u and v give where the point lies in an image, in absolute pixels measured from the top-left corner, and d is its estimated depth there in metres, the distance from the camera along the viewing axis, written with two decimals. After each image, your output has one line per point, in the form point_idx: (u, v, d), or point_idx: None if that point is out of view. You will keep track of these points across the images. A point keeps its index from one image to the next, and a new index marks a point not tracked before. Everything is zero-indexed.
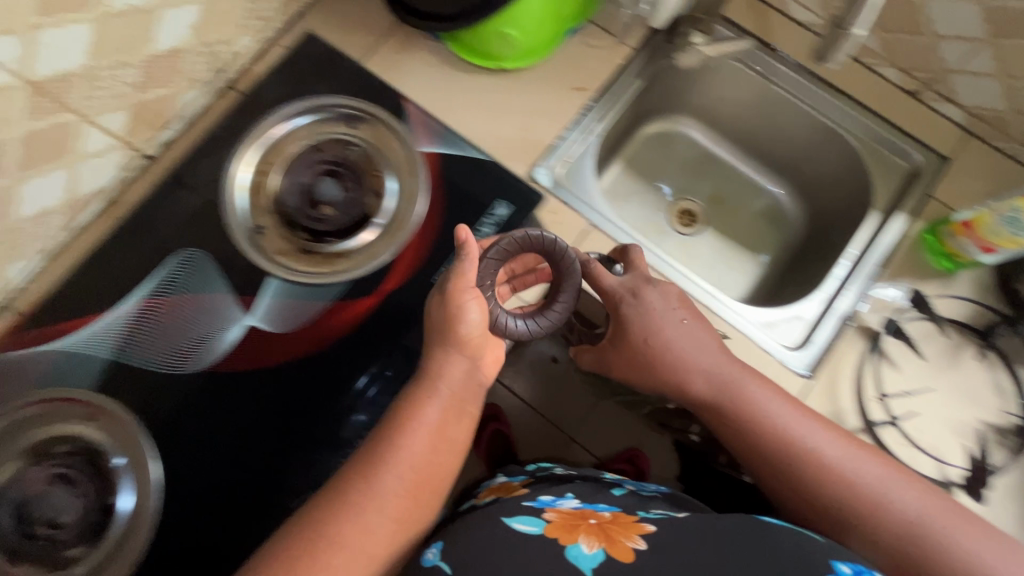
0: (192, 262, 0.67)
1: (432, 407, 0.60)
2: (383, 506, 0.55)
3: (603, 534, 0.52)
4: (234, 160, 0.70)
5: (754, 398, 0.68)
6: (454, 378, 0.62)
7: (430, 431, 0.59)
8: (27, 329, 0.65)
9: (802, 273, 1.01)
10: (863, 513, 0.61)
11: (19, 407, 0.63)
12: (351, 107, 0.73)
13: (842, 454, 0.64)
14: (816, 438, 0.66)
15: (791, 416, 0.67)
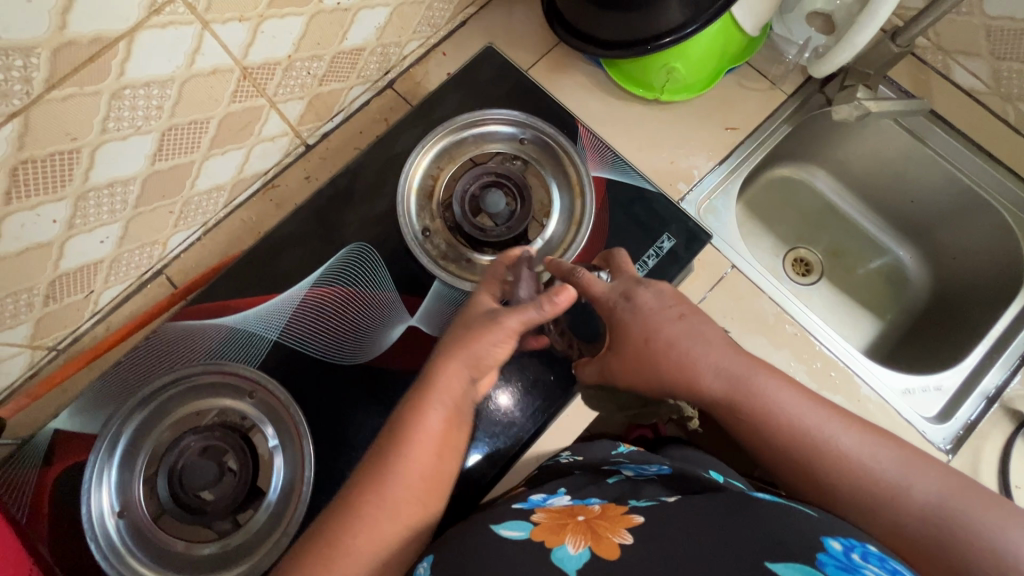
0: (364, 257, 0.69)
1: (434, 413, 0.54)
2: (381, 528, 0.50)
3: (589, 531, 0.46)
4: (413, 161, 0.72)
5: (780, 409, 0.55)
6: (457, 385, 0.55)
7: (433, 442, 0.54)
8: (199, 301, 0.67)
9: (926, 341, 0.97)
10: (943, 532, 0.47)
11: (185, 373, 0.64)
12: (529, 128, 0.74)
13: (862, 442, 0.53)
14: (860, 448, 0.52)
15: (836, 429, 0.54)
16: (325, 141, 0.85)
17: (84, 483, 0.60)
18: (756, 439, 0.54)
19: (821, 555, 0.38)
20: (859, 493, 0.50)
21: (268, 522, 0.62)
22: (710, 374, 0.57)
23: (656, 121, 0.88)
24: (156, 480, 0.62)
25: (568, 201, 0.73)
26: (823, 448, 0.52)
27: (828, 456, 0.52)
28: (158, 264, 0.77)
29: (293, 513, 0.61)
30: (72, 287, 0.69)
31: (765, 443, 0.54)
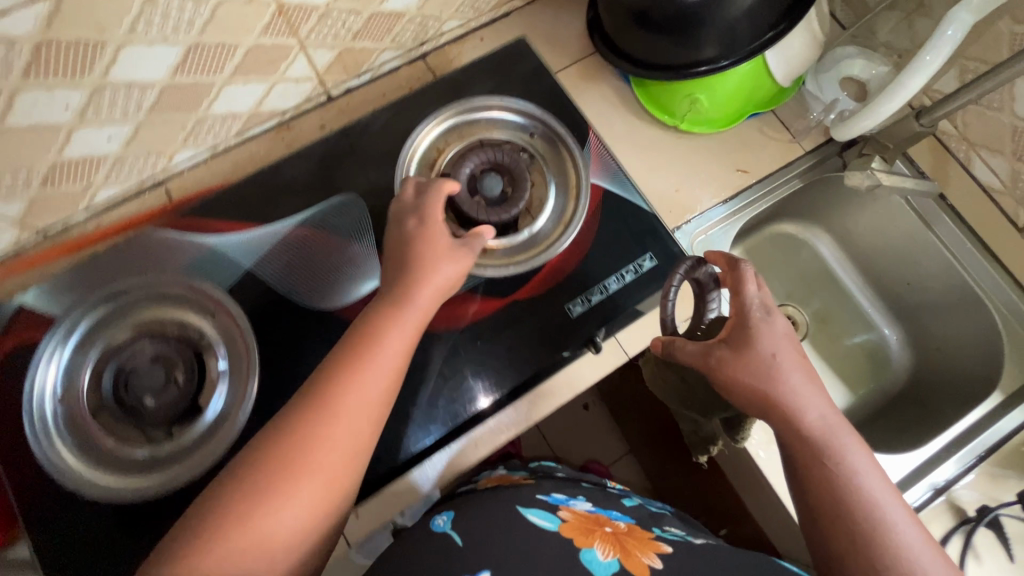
0: (350, 209, 0.70)
1: (401, 329, 0.55)
2: (344, 426, 0.50)
3: (618, 544, 0.53)
4: (421, 130, 0.73)
5: (864, 484, 0.53)
6: (418, 304, 0.57)
7: (399, 356, 0.54)
8: (183, 216, 0.69)
9: (892, 428, 0.95)
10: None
11: (155, 280, 0.66)
12: (539, 121, 0.75)
13: (934, 560, 0.49)
14: (928, 565, 0.49)
15: (914, 533, 0.51)
16: (347, 97, 0.87)
17: (37, 358, 0.62)
18: (823, 489, 0.53)
19: None
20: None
21: (200, 439, 0.62)
22: (815, 420, 0.56)
23: (672, 148, 0.89)
24: (101, 375, 0.63)
25: (561, 201, 0.73)
26: (892, 548, 0.49)
27: (893, 554, 0.49)
28: (160, 176, 0.79)
29: (226, 433, 0.63)
30: (70, 176, 0.71)
31: (835, 511, 0.52)
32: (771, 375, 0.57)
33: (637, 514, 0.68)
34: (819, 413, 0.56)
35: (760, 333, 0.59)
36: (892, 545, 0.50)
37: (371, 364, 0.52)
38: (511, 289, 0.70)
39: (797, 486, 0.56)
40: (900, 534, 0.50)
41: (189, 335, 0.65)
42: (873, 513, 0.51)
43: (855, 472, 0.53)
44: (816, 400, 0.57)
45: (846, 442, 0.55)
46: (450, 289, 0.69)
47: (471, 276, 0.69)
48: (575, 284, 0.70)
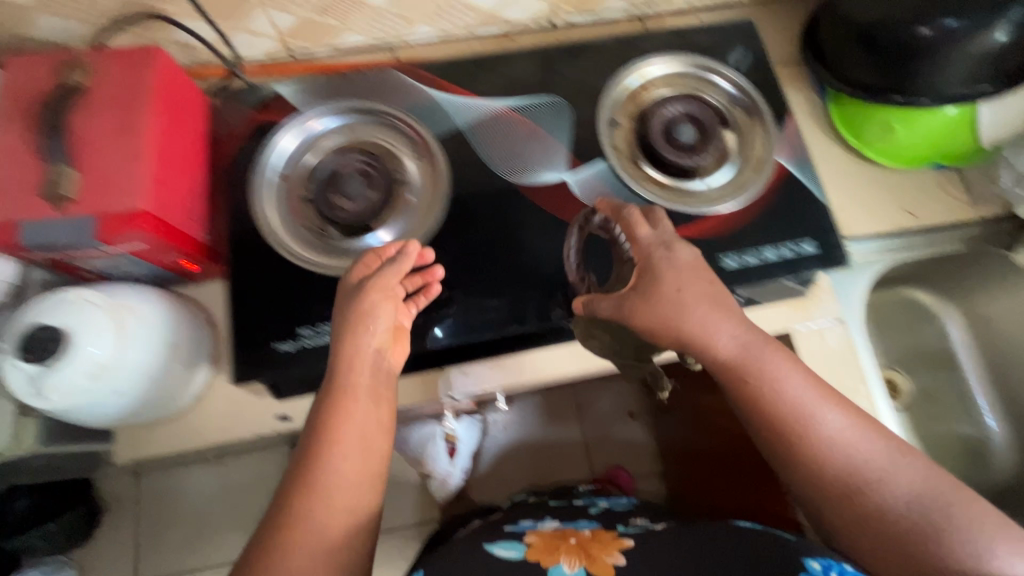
0: (557, 109, 0.76)
1: (359, 400, 0.60)
2: (346, 486, 0.57)
3: (583, 553, 0.60)
4: (636, 66, 0.79)
5: (797, 404, 0.59)
6: (363, 375, 0.60)
7: (369, 421, 0.60)
8: (418, 69, 0.79)
9: None
10: (918, 534, 0.53)
11: (383, 111, 0.76)
12: (746, 92, 0.79)
13: (842, 426, 0.58)
14: (855, 442, 0.58)
15: (846, 429, 0.58)
16: (566, 30, 0.96)
17: (276, 138, 0.74)
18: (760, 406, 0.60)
19: None
20: (863, 499, 0.56)
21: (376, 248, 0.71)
22: (727, 351, 0.61)
23: (847, 169, 0.91)
24: (318, 167, 0.73)
25: (741, 169, 0.76)
26: (824, 444, 0.58)
27: (835, 452, 0.57)
28: (394, 41, 0.91)
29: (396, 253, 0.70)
30: (337, 11, 0.83)
31: (783, 443, 0.59)
32: (705, 307, 0.60)
33: (606, 519, 0.74)
34: (730, 335, 0.61)
35: (663, 271, 0.62)
36: (826, 443, 0.58)
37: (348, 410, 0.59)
38: (674, 223, 0.73)
39: (751, 429, 0.61)
40: (855, 447, 0.57)
41: (394, 164, 0.74)
42: (819, 424, 0.58)
43: (791, 398, 0.59)
44: (731, 332, 0.61)
45: (769, 366, 0.60)
46: (621, 202, 0.73)
47: (644, 199, 0.73)
48: (737, 239, 0.72)
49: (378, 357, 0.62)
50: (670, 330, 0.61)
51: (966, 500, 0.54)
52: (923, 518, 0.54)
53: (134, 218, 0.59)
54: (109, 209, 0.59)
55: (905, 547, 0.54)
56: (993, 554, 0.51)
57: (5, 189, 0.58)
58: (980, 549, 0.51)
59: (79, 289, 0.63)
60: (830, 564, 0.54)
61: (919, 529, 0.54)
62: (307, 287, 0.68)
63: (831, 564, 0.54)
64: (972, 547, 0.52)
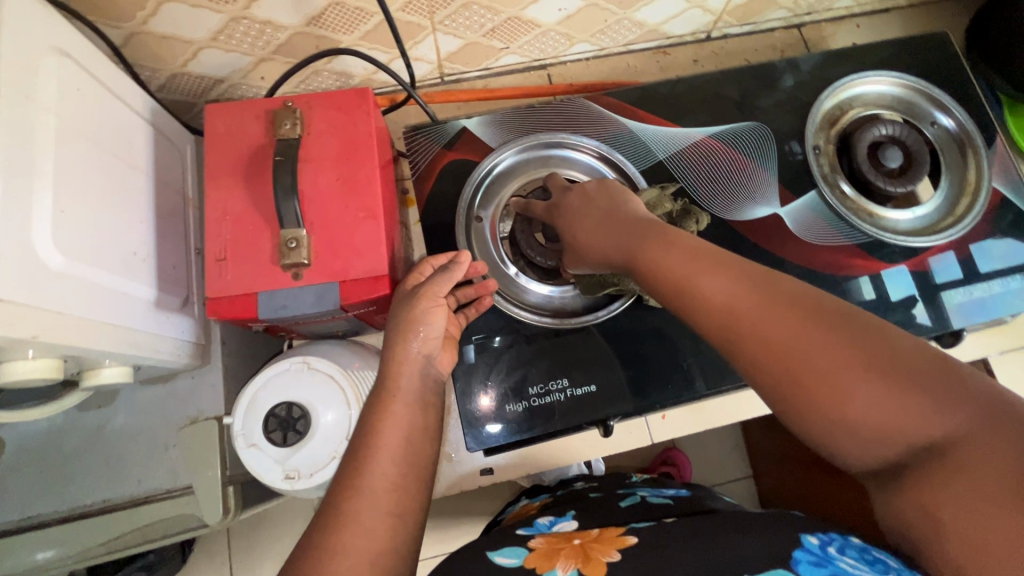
0: (759, 137, 0.72)
1: (405, 403, 0.52)
2: (389, 485, 0.46)
3: (581, 554, 0.46)
4: (835, 87, 0.75)
5: (690, 296, 0.42)
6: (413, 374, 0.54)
7: (403, 418, 0.50)
8: (606, 94, 0.73)
9: None
10: (926, 376, 0.33)
11: (581, 142, 0.70)
12: (955, 111, 0.74)
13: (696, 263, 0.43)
14: (738, 294, 0.40)
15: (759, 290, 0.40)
16: (721, 42, 0.90)
17: (471, 178, 0.69)
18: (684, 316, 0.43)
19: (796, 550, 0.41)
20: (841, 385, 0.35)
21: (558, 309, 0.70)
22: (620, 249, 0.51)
23: None
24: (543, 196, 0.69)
25: (952, 196, 0.73)
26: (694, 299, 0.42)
27: (790, 322, 0.37)
28: (550, 60, 0.86)
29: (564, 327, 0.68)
30: (506, 33, 0.78)
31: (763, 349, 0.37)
32: (636, 240, 0.49)
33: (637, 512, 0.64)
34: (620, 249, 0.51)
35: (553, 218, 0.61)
36: (700, 304, 0.41)
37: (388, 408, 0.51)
38: (890, 257, 0.70)
39: (734, 360, 0.39)
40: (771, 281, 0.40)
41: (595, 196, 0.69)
42: (745, 301, 0.39)
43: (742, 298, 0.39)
44: (610, 236, 0.53)
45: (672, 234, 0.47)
46: (837, 237, 0.69)
47: (861, 231, 0.70)
48: (953, 273, 0.70)
49: (430, 366, 0.56)
50: (606, 263, 0.54)
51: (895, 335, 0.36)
52: (914, 351, 0.35)
53: (377, 284, 0.54)
54: (350, 274, 0.54)
55: (963, 442, 0.32)
56: (936, 403, 0.33)
57: (241, 256, 0.53)
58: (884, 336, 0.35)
59: (306, 356, 0.58)
60: (831, 539, 0.43)
61: (984, 433, 0.31)
62: None
63: (832, 538, 0.43)
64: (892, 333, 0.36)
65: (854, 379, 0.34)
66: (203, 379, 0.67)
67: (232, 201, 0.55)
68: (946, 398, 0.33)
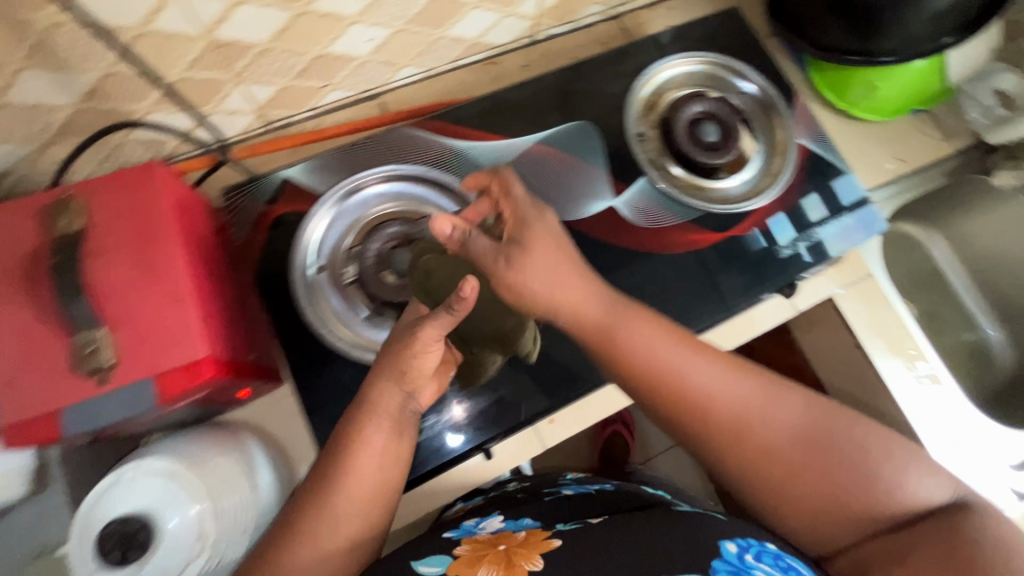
0: (584, 135, 0.75)
1: (378, 427, 0.55)
2: (353, 516, 0.51)
3: (504, 562, 0.45)
4: (646, 75, 0.79)
5: (687, 384, 0.53)
6: (391, 407, 0.55)
7: (380, 458, 0.54)
8: (429, 119, 0.73)
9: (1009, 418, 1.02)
10: (826, 449, 0.51)
11: (411, 171, 0.70)
12: (754, 79, 0.80)
13: (682, 357, 0.54)
14: (723, 390, 0.53)
15: (711, 378, 0.53)
16: (548, 43, 0.92)
17: (303, 228, 0.66)
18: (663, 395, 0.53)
19: (715, 561, 0.44)
20: (734, 438, 0.52)
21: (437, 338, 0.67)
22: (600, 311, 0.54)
23: (838, 130, 0.95)
24: (372, 239, 0.66)
25: (768, 158, 0.79)
26: (699, 398, 0.53)
27: (784, 449, 0.51)
28: (380, 88, 0.84)
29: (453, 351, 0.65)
30: (320, 71, 0.75)
31: (682, 407, 0.53)
32: (624, 305, 0.55)
33: (550, 510, 0.60)
34: (602, 302, 0.55)
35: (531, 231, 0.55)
36: (705, 398, 0.53)
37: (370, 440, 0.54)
38: (724, 226, 0.74)
39: (710, 443, 0.53)
40: (783, 420, 0.52)
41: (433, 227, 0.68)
42: (735, 398, 0.53)
43: (703, 386, 0.53)
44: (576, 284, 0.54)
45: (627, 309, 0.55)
46: (672, 217, 0.73)
47: (693, 207, 0.74)
48: (783, 228, 0.74)
49: (410, 401, 0.57)
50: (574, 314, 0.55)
51: (859, 432, 0.52)
52: (832, 437, 0.51)
53: (196, 370, 0.50)
54: (166, 364, 0.50)
55: (904, 548, 0.48)
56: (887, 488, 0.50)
57: (36, 372, 0.49)
58: (872, 477, 0.50)
59: (172, 462, 0.55)
60: (749, 544, 0.47)
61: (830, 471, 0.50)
62: None
63: (751, 543, 0.48)
64: (886, 478, 0.50)
65: (893, 513, 0.50)
66: (48, 505, 0.61)
67: (14, 314, 0.50)
68: (845, 470, 0.50)
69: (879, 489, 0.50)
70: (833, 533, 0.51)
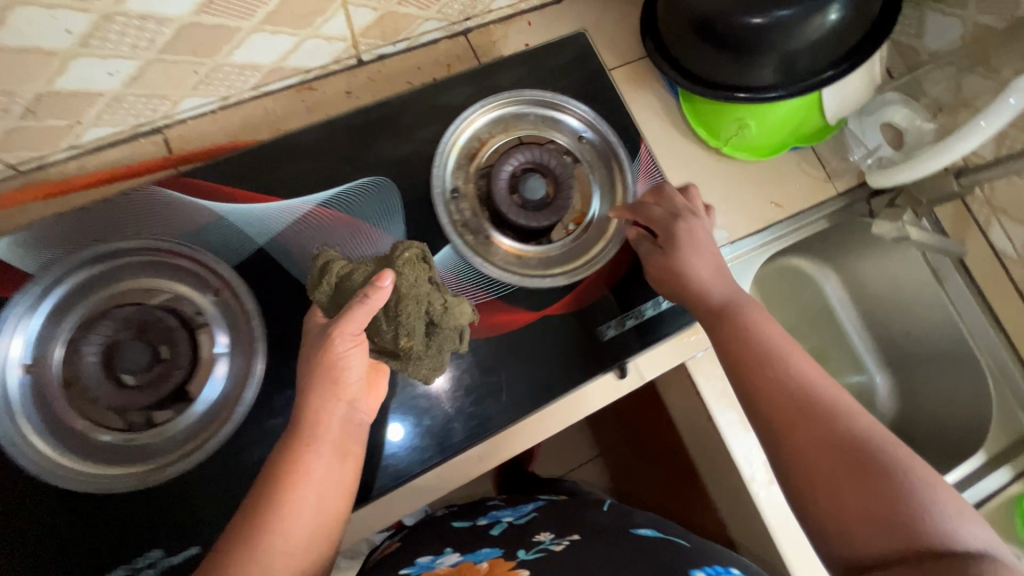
0: (380, 194, 0.64)
1: (320, 455, 0.52)
2: (310, 516, 0.50)
3: None
4: (464, 118, 0.68)
5: (757, 348, 0.58)
6: (336, 420, 0.53)
7: (324, 475, 0.52)
8: (183, 174, 0.60)
9: None
10: (867, 472, 0.48)
11: (150, 243, 0.58)
12: (590, 125, 0.73)
13: (787, 348, 0.58)
14: (816, 377, 0.55)
15: (820, 377, 0.55)
16: (379, 64, 0.79)
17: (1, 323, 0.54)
18: (759, 362, 0.57)
19: None
20: (789, 423, 0.53)
21: (178, 440, 0.56)
22: (716, 301, 0.62)
23: (710, 169, 0.85)
24: (94, 328, 0.56)
25: (602, 218, 0.72)
26: (786, 374, 0.56)
27: (840, 446, 0.50)
28: (160, 122, 0.71)
29: (194, 454, 0.55)
30: (56, 109, 0.62)
31: (757, 380, 0.56)
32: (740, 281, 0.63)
33: (510, 536, 0.63)
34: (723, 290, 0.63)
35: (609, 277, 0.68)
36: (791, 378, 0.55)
37: (314, 465, 0.51)
38: (542, 302, 0.67)
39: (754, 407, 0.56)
40: (860, 421, 0.51)
41: (179, 311, 0.58)
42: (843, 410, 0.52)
43: (804, 380, 0.55)
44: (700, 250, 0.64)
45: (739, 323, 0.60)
46: (483, 293, 0.65)
47: (504, 282, 0.66)
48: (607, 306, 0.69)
49: (352, 411, 0.55)
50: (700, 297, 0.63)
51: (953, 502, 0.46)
52: (873, 454, 0.49)
53: None
54: None
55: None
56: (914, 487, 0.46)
57: None
58: (910, 501, 0.46)
59: None
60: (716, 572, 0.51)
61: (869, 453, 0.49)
62: (105, 513, 0.53)
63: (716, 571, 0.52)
64: (931, 515, 0.45)
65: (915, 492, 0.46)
66: None
67: None
68: (873, 477, 0.48)
69: (923, 519, 0.45)
70: (868, 541, 0.46)
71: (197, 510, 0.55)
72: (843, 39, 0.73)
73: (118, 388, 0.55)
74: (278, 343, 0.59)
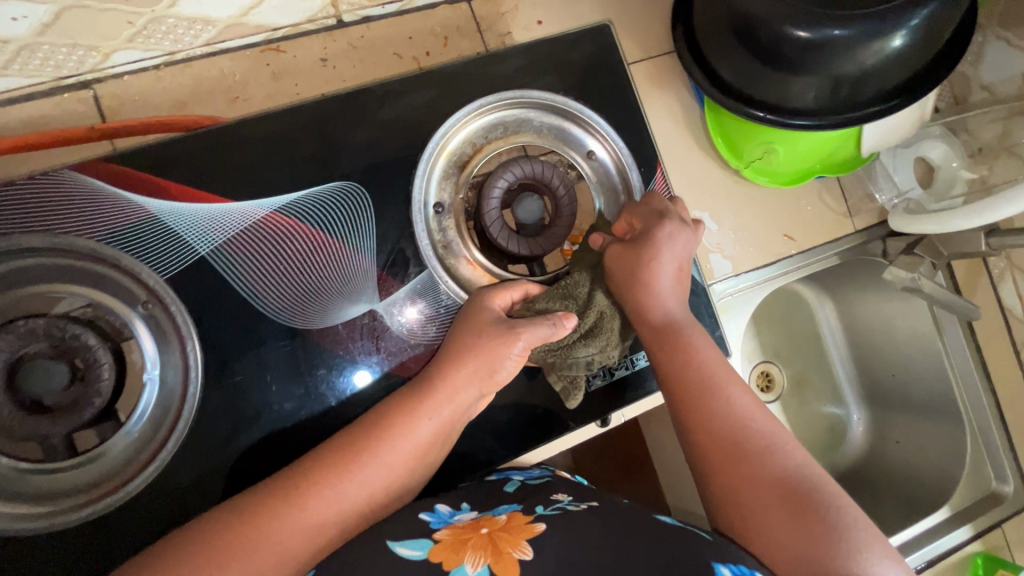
0: (351, 202, 0.55)
1: (430, 421, 0.49)
2: (388, 473, 0.47)
3: (493, 547, 0.40)
4: (460, 118, 0.59)
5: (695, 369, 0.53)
6: (459, 401, 0.51)
7: (418, 448, 0.49)
8: (115, 159, 0.50)
9: None
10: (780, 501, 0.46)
11: (68, 245, 0.49)
12: (601, 140, 0.63)
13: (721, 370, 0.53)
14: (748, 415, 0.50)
15: (751, 410, 0.51)
16: (363, 28, 0.65)
17: None
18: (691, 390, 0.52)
19: None
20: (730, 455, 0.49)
21: (95, 475, 0.49)
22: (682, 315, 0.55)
23: (726, 191, 0.78)
24: None
25: None
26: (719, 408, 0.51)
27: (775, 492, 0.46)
28: (87, 75, 0.57)
29: (114, 494, 0.49)
30: None
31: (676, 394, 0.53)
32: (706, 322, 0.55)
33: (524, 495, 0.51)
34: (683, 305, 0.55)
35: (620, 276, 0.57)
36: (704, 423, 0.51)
37: (419, 430, 0.49)
38: None
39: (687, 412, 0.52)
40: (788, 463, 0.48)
41: (104, 326, 0.50)
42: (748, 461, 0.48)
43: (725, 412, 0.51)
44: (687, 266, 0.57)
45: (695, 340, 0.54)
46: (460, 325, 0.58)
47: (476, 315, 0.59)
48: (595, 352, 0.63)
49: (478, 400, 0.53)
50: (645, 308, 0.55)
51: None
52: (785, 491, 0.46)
53: None
54: None
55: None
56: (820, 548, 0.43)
57: None
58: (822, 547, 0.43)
59: None
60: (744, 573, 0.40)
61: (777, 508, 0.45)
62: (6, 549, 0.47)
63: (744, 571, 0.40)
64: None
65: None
66: None
67: None
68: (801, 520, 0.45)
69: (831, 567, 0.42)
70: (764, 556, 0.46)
71: (117, 553, 0.49)
72: (900, 66, 0.63)
73: (22, 412, 0.47)
74: (219, 369, 0.52)
